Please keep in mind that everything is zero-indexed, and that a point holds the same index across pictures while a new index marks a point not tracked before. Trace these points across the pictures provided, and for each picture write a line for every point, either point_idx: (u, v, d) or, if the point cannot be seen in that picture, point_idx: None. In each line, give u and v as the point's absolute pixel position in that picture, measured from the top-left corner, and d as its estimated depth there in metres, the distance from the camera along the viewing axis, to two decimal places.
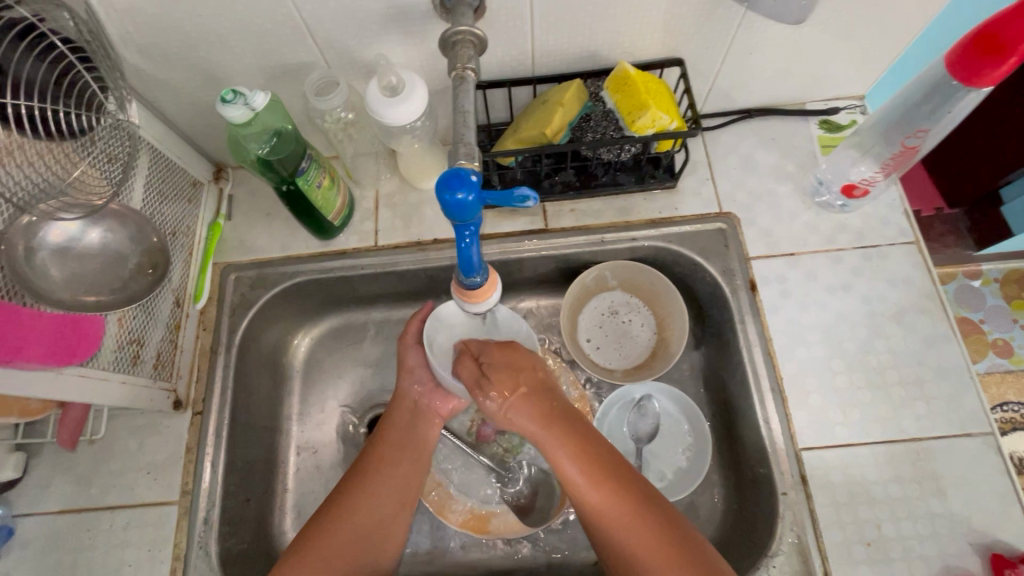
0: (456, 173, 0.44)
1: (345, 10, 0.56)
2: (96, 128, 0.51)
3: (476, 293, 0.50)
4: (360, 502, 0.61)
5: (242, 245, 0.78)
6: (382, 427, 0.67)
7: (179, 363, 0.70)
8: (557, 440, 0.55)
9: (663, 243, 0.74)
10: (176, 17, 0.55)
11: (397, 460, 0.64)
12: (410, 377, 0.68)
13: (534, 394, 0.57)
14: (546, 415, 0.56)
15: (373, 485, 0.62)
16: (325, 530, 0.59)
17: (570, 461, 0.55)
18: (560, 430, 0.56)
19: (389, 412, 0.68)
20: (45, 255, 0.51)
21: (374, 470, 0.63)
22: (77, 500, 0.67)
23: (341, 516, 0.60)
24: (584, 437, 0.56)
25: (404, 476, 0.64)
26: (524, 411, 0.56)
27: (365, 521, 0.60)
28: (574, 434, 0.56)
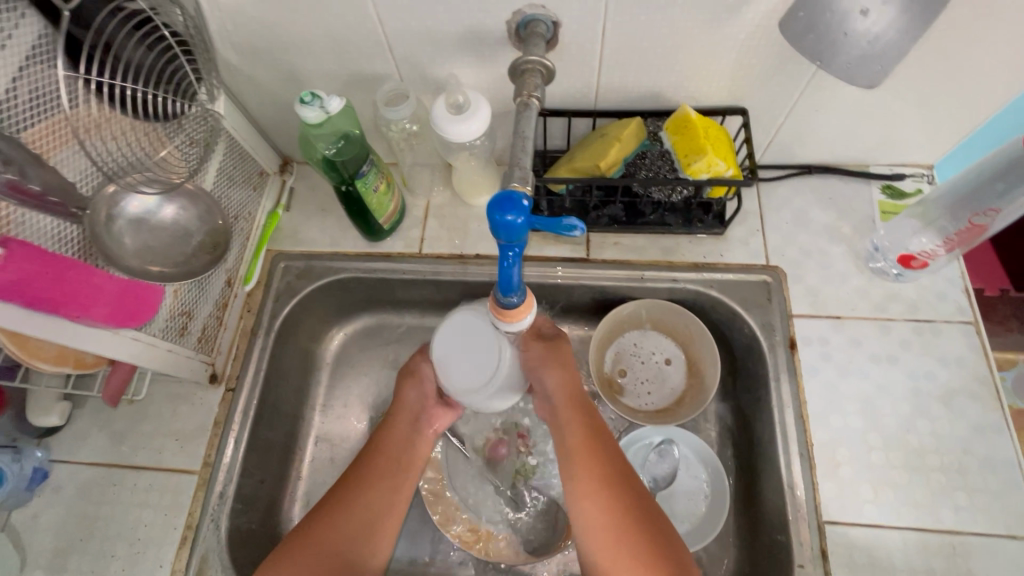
0: (509, 196, 0.45)
1: (424, 30, 0.59)
2: (185, 113, 0.55)
3: (511, 313, 0.52)
4: (367, 495, 0.61)
5: (295, 236, 0.81)
6: (377, 435, 0.66)
7: (221, 340, 0.73)
8: (571, 424, 0.58)
9: (703, 288, 0.74)
10: (271, 20, 0.60)
11: (393, 476, 0.64)
12: (415, 385, 0.68)
13: (570, 374, 0.61)
14: (573, 398, 0.59)
15: (378, 485, 0.62)
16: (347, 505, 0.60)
17: (575, 445, 0.57)
18: (577, 419, 0.59)
19: (388, 418, 0.67)
20: (123, 223, 0.54)
21: (376, 471, 0.63)
22: (108, 455, 0.70)
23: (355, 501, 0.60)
24: (597, 429, 0.58)
25: (405, 485, 0.64)
26: (557, 381, 0.60)
27: (372, 512, 0.61)
28: (592, 423, 0.58)
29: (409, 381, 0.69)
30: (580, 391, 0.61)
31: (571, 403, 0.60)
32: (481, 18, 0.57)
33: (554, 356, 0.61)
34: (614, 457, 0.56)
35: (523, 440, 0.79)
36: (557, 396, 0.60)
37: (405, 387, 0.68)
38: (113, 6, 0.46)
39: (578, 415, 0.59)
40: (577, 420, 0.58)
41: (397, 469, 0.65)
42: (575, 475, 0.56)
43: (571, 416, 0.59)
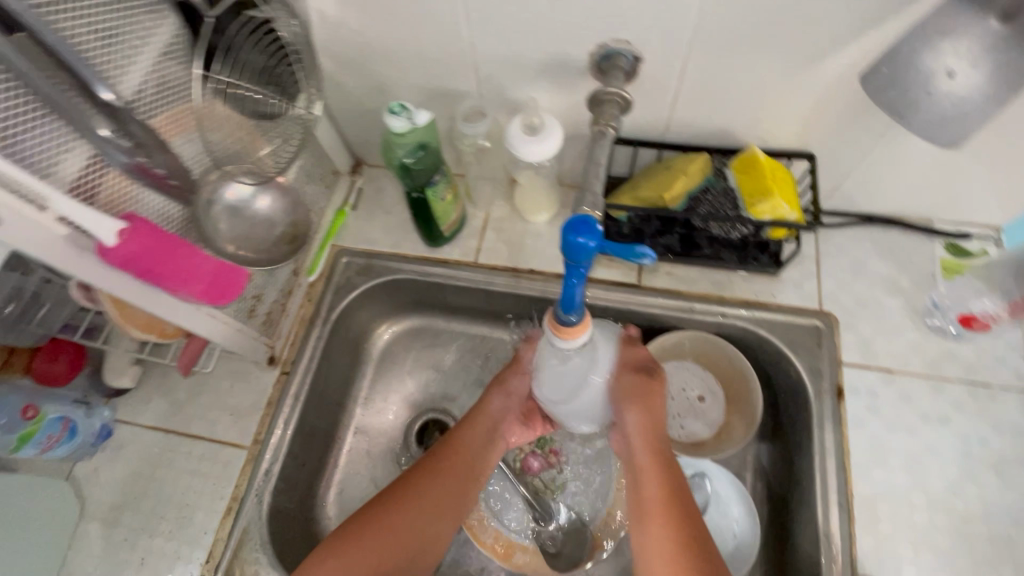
0: (584, 219, 0.47)
1: (510, 54, 0.62)
2: (286, 114, 0.59)
3: (567, 331, 0.54)
4: (435, 493, 0.67)
5: (358, 234, 0.85)
6: (455, 433, 0.71)
7: (282, 325, 0.77)
8: (652, 472, 0.61)
9: (751, 326, 0.74)
10: (369, 35, 0.64)
11: (455, 477, 0.68)
12: (503, 395, 0.73)
13: (655, 424, 0.63)
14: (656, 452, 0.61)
15: (448, 486, 0.68)
16: (390, 508, 0.64)
17: (654, 493, 0.60)
18: (659, 466, 0.61)
19: (470, 421, 0.72)
20: (220, 209, 0.56)
21: (446, 472, 0.68)
22: (167, 421, 0.75)
23: (406, 501, 0.65)
24: (675, 481, 0.60)
25: (463, 490, 0.69)
26: (641, 431, 0.62)
27: (434, 510, 0.66)
28: (672, 483, 0.60)
29: (496, 390, 0.74)
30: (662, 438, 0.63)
31: (654, 458, 0.62)
32: (567, 48, 0.60)
33: (641, 399, 0.62)
34: (688, 513, 0.58)
35: (552, 455, 0.80)
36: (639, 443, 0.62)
37: (492, 396, 0.73)
38: (243, 15, 0.51)
39: (656, 463, 0.61)
40: (657, 478, 0.60)
41: (462, 469, 0.69)
42: (648, 520, 0.58)
43: (652, 461, 0.61)
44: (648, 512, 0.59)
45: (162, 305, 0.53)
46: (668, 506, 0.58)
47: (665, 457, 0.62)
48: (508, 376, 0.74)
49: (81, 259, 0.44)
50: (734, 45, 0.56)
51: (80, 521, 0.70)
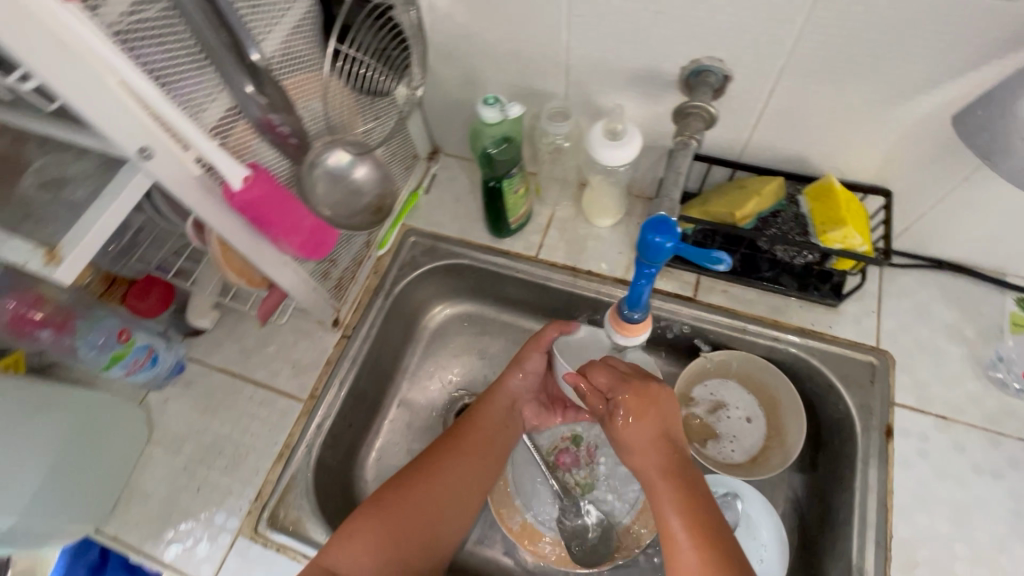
0: (664, 221, 0.49)
1: (603, 61, 0.66)
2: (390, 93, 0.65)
3: (627, 327, 0.57)
4: (451, 465, 0.70)
5: (428, 216, 0.90)
6: (470, 413, 0.75)
7: (349, 291, 0.82)
8: (667, 489, 0.57)
9: (804, 353, 0.74)
10: (473, 30, 0.69)
11: (473, 452, 0.72)
12: (519, 372, 0.76)
13: (658, 435, 0.60)
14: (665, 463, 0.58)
15: (471, 456, 0.72)
16: (390, 503, 0.65)
17: (674, 512, 0.56)
18: (675, 484, 0.57)
19: (488, 399, 0.76)
20: (321, 172, 0.60)
21: (459, 447, 0.72)
22: (234, 365, 0.80)
23: (410, 493, 0.66)
24: (696, 499, 0.57)
25: (480, 468, 0.72)
26: (645, 447, 0.59)
27: (445, 489, 0.69)
28: (687, 500, 0.56)
29: (511, 369, 0.76)
30: (675, 454, 0.59)
31: (664, 472, 0.58)
32: (659, 61, 0.63)
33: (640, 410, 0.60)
34: (716, 533, 0.55)
35: (586, 454, 0.82)
36: (646, 462, 0.59)
37: (509, 374, 0.76)
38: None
39: (672, 481, 0.57)
40: (671, 499, 0.57)
41: (480, 444, 0.73)
42: (673, 542, 0.55)
43: (665, 476, 0.58)
44: (671, 533, 0.56)
45: (253, 249, 0.58)
46: (690, 528, 0.55)
47: (682, 473, 0.58)
48: (523, 355, 0.76)
49: (200, 195, 0.49)
50: (828, 73, 0.57)
51: (147, 444, 0.76)
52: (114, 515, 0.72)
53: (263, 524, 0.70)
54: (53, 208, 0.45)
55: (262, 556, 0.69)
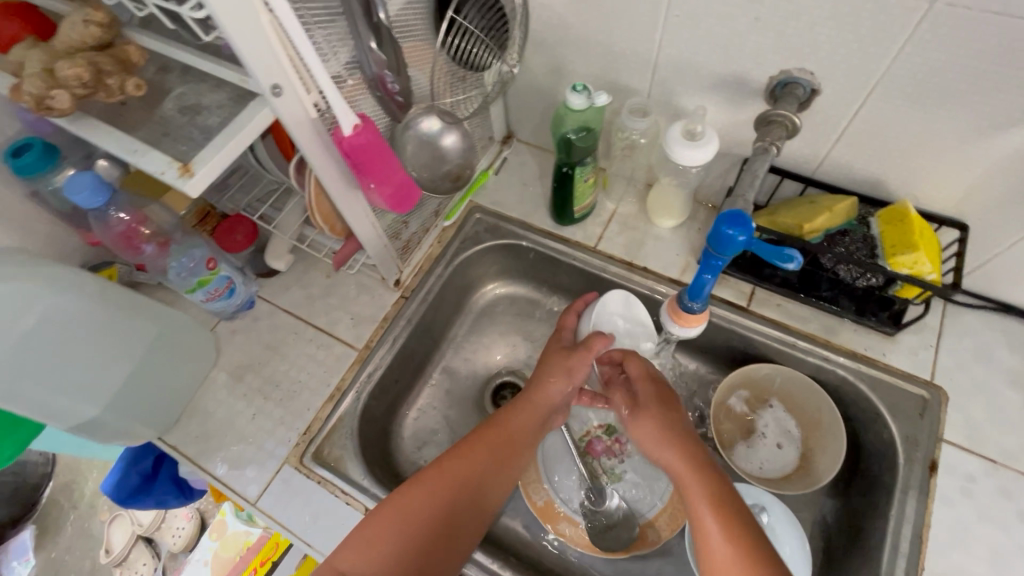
0: (739, 214, 0.51)
1: (692, 63, 0.68)
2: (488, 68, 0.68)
3: (684, 317, 0.59)
4: (483, 462, 0.65)
5: (494, 196, 0.94)
6: (497, 418, 0.69)
7: (414, 255, 0.87)
8: (693, 476, 0.58)
9: (852, 377, 0.74)
10: (569, 21, 0.72)
11: (496, 460, 0.66)
12: (562, 381, 0.70)
13: (673, 424, 0.63)
14: (686, 450, 0.60)
15: (502, 456, 0.67)
16: (412, 499, 0.61)
17: (699, 498, 0.57)
18: (702, 474, 0.58)
19: (520, 405, 0.70)
20: (413, 134, 0.64)
21: (485, 455, 0.65)
22: (299, 309, 0.86)
23: (432, 495, 0.61)
24: (718, 487, 0.57)
25: (501, 478, 0.67)
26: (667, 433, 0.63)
27: (476, 489, 0.64)
28: (713, 486, 0.57)
29: (558, 375, 0.71)
30: (697, 446, 0.61)
31: (690, 462, 0.59)
32: (749, 68, 0.64)
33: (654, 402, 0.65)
34: (743, 520, 0.54)
35: (616, 444, 0.85)
36: (669, 454, 0.61)
37: (552, 379, 0.70)
38: None
39: (695, 472, 0.58)
40: (695, 482, 0.58)
41: (504, 450, 0.67)
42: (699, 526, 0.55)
43: (687, 463, 0.59)
44: (698, 519, 0.56)
45: (341, 195, 0.62)
46: (714, 507, 0.55)
47: (706, 460, 0.60)
48: (569, 360, 0.71)
49: (307, 134, 0.54)
50: (920, 97, 0.58)
51: (212, 369, 0.81)
52: (176, 427, 0.78)
53: (308, 457, 0.74)
54: (188, 130, 0.51)
55: (303, 486, 0.73)
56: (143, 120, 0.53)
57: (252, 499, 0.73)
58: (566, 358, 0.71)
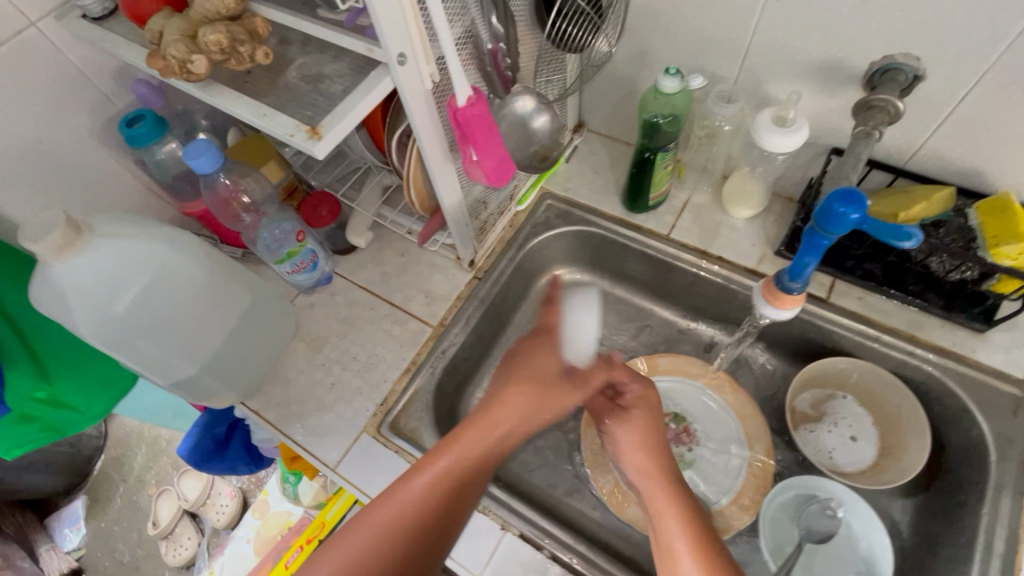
0: (854, 192, 0.50)
1: (788, 48, 0.68)
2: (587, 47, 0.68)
3: (779, 298, 0.59)
4: (454, 482, 0.58)
5: (566, 183, 0.94)
6: (469, 433, 0.62)
7: (488, 237, 0.88)
8: (662, 497, 0.61)
9: (940, 372, 0.72)
10: (659, 7, 0.73)
11: (469, 482, 0.59)
12: (549, 405, 0.66)
13: (649, 440, 0.66)
14: (661, 472, 0.63)
15: (484, 473, 0.61)
16: (378, 529, 0.55)
17: (667, 519, 0.58)
18: (671, 496, 0.60)
19: (490, 422, 0.63)
20: (507, 113, 0.66)
21: (457, 476, 0.59)
22: (375, 286, 0.88)
23: (394, 523, 0.55)
24: (690, 512, 0.59)
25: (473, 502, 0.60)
26: (645, 456, 0.65)
27: (457, 508, 0.58)
28: (682, 508, 0.59)
29: (546, 402, 0.66)
30: (670, 468, 0.64)
31: (661, 481, 0.62)
32: (849, 53, 0.64)
33: (638, 417, 0.68)
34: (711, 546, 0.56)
35: (685, 433, 0.84)
36: (642, 471, 0.64)
37: (541, 403, 0.66)
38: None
39: (665, 492, 0.61)
40: (669, 506, 0.59)
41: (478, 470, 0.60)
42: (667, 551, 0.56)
43: (659, 484, 0.62)
44: (665, 542, 0.57)
45: (440, 168, 0.64)
46: (686, 540, 0.56)
47: (677, 484, 0.62)
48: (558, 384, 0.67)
49: (420, 105, 0.56)
50: None
51: (292, 339, 0.83)
52: (258, 393, 0.79)
53: (386, 427, 0.76)
54: (313, 96, 0.53)
55: (382, 455, 0.74)
56: (268, 87, 0.55)
57: (332, 464, 0.75)
58: (556, 384, 0.67)
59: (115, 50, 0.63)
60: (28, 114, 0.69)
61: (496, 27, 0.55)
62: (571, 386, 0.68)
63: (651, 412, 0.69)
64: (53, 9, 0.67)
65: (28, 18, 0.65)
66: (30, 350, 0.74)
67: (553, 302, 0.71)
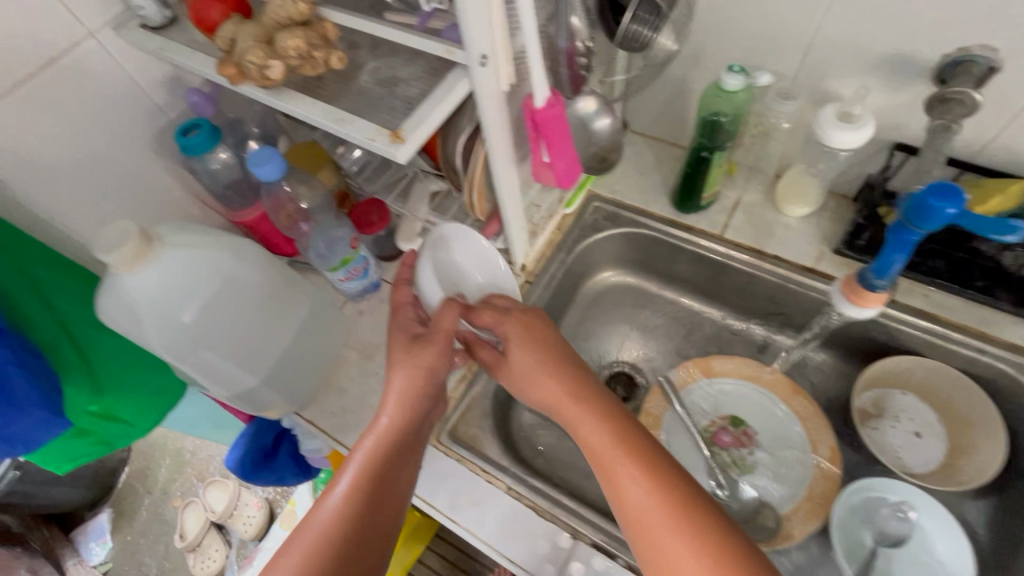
0: (951, 187, 0.49)
1: (853, 44, 0.67)
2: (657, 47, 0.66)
3: (861, 296, 0.58)
4: (365, 483, 0.56)
5: (612, 185, 0.93)
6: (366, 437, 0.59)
7: (539, 240, 0.86)
8: (584, 415, 0.56)
9: (1012, 370, 0.71)
10: (717, 5, 0.72)
11: (379, 479, 0.56)
12: (421, 372, 0.60)
13: (549, 363, 0.60)
14: (576, 389, 0.57)
15: (391, 468, 0.57)
16: (299, 556, 0.52)
17: (594, 436, 0.54)
18: (594, 413, 0.55)
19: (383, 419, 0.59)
20: (573, 116, 0.65)
21: (362, 477, 0.56)
22: None
23: (317, 541, 0.52)
24: (619, 427, 0.54)
25: (395, 497, 0.57)
26: (553, 389, 0.58)
27: (383, 503, 0.56)
28: (608, 423, 0.54)
29: (414, 374, 0.60)
30: (585, 381, 0.59)
31: (576, 399, 0.57)
32: (919, 46, 0.63)
33: (523, 346, 0.61)
34: (658, 457, 0.52)
35: (745, 435, 0.82)
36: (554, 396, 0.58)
37: (415, 373, 0.60)
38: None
39: (588, 410, 0.56)
40: (596, 423, 0.55)
41: (384, 466, 0.57)
42: (605, 473, 0.52)
43: (574, 401, 0.57)
44: (604, 467, 0.53)
45: (506, 171, 0.64)
46: (624, 459, 0.52)
47: (596, 396, 0.57)
48: (426, 353, 0.60)
49: (495, 107, 0.55)
50: None
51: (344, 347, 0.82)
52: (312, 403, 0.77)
53: (445, 435, 0.75)
54: (389, 100, 0.53)
55: (442, 463, 0.73)
56: (341, 92, 0.54)
57: None
58: (413, 354, 0.60)
59: (177, 57, 0.62)
60: (84, 123, 0.68)
61: (579, 28, 0.55)
62: (427, 346, 0.60)
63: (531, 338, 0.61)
64: (110, 18, 0.67)
65: (88, 28, 0.65)
66: (85, 363, 0.71)
67: (406, 280, 0.68)
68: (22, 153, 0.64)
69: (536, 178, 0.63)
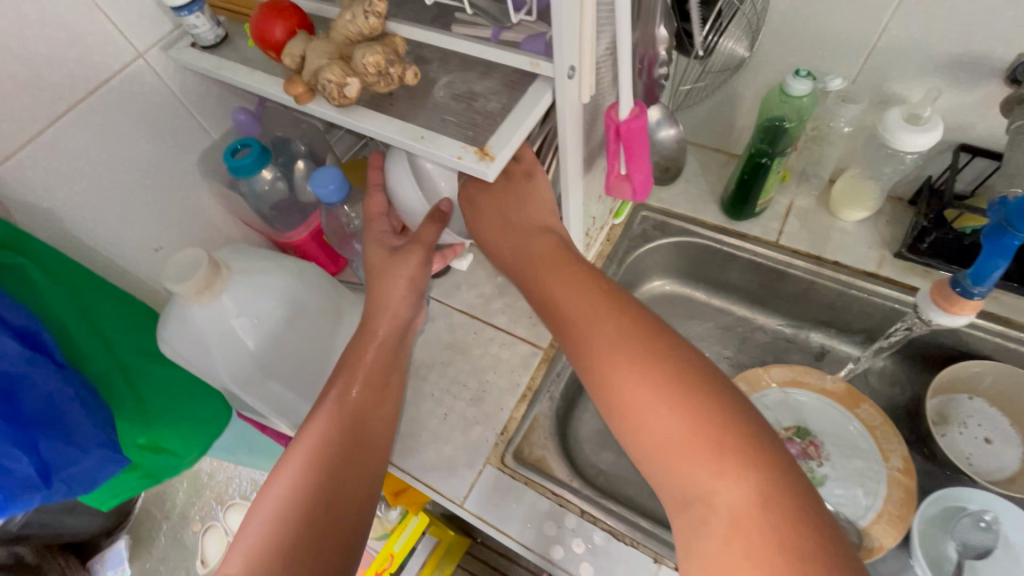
0: None
1: (919, 46, 0.66)
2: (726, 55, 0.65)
3: (952, 303, 0.57)
4: (354, 395, 0.57)
5: (659, 194, 0.92)
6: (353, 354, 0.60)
7: (591, 252, 0.85)
8: (552, 267, 0.58)
9: None
10: (774, 10, 0.71)
11: (367, 392, 0.57)
12: (408, 272, 0.60)
13: (520, 225, 0.63)
14: (546, 248, 0.60)
15: (382, 382, 0.59)
16: (290, 462, 0.52)
17: (557, 283, 0.57)
18: (561, 265, 0.58)
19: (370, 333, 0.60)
20: None
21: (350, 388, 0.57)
22: (477, 309, 0.85)
23: (307, 448, 0.53)
24: (587, 275, 0.57)
25: (382, 415, 0.58)
26: (525, 251, 0.61)
27: (372, 416, 0.56)
28: (575, 274, 0.57)
29: (404, 281, 0.60)
30: (557, 243, 0.61)
31: (544, 255, 0.60)
32: (992, 46, 0.62)
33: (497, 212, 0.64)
34: (622, 302, 0.53)
35: (812, 447, 0.80)
36: (523, 255, 0.61)
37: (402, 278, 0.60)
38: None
39: (554, 261, 0.59)
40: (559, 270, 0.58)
41: (371, 381, 0.58)
42: (568, 314, 0.54)
43: (544, 255, 0.60)
44: (567, 308, 0.55)
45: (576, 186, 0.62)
46: (586, 298, 0.54)
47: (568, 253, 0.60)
48: (405, 255, 0.60)
49: (574, 120, 0.54)
50: None
51: None
52: None
53: (510, 457, 0.72)
54: (468, 116, 0.51)
55: (510, 487, 0.70)
56: (415, 108, 0.53)
57: (458, 500, 0.70)
58: (399, 267, 0.60)
59: (233, 77, 0.60)
60: (130, 146, 0.66)
61: (664, 38, 0.54)
62: (407, 257, 0.60)
63: (502, 232, 0.63)
64: (159, 40, 0.65)
65: (137, 49, 0.63)
66: (134, 395, 0.68)
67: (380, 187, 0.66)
68: (70, 179, 0.61)
69: (609, 190, 0.61)
